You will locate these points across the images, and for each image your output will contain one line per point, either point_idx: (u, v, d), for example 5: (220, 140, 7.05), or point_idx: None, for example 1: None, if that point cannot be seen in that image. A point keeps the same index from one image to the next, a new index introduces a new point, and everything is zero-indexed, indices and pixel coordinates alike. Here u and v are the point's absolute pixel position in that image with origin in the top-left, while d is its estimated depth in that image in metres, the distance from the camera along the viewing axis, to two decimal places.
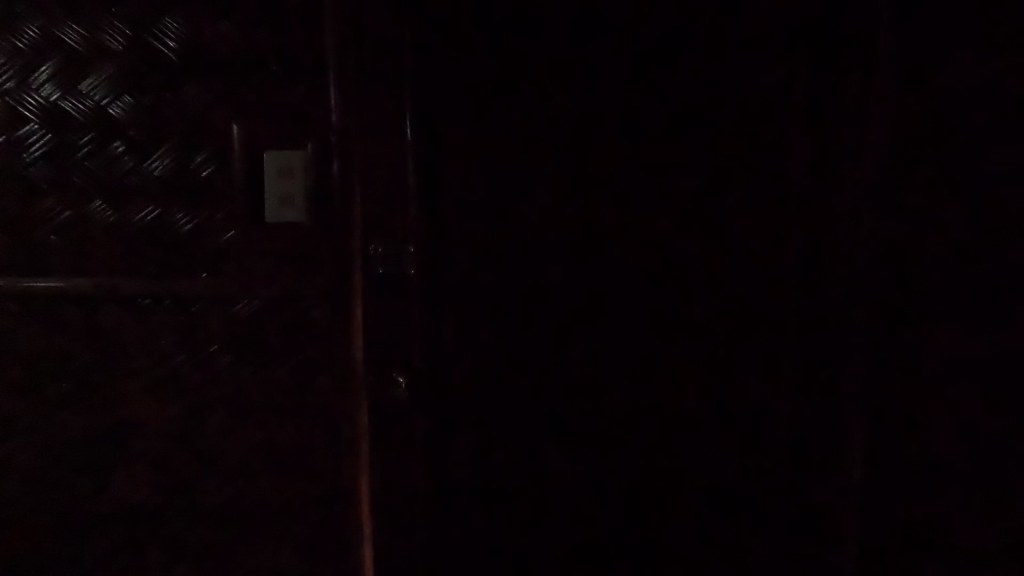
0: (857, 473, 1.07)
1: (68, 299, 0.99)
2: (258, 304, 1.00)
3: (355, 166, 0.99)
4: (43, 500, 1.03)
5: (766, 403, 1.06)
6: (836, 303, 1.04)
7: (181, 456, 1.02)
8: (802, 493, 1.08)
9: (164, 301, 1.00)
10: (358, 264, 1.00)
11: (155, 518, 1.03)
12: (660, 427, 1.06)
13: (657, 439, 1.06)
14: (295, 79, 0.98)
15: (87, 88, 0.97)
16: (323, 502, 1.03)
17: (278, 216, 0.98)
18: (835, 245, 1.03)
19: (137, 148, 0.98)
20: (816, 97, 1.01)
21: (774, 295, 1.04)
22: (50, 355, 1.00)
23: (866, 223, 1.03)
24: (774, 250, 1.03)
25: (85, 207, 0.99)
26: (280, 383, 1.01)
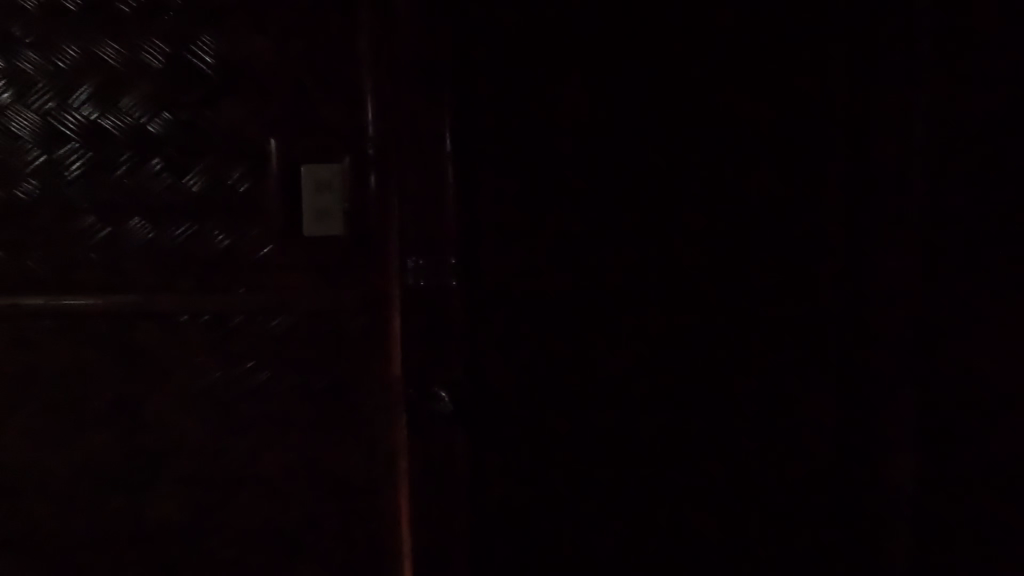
0: None
1: (106, 316, 0.99)
2: (296, 319, 0.99)
3: (393, 178, 0.99)
4: (79, 519, 1.02)
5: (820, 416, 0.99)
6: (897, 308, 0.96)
7: (218, 473, 1.01)
8: None
9: (201, 318, 0.99)
10: (397, 278, 0.99)
11: (192, 536, 1.02)
12: (706, 440, 1.02)
13: (705, 453, 1.02)
14: (332, 92, 0.98)
15: (127, 106, 0.98)
16: (362, 517, 1.02)
17: (316, 230, 0.97)
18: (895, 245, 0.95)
19: (175, 164, 0.98)
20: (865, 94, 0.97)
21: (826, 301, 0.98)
22: (88, 372, 1.00)
23: None
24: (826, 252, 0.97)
25: (124, 224, 0.99)
26: (318, 397, 1.00)
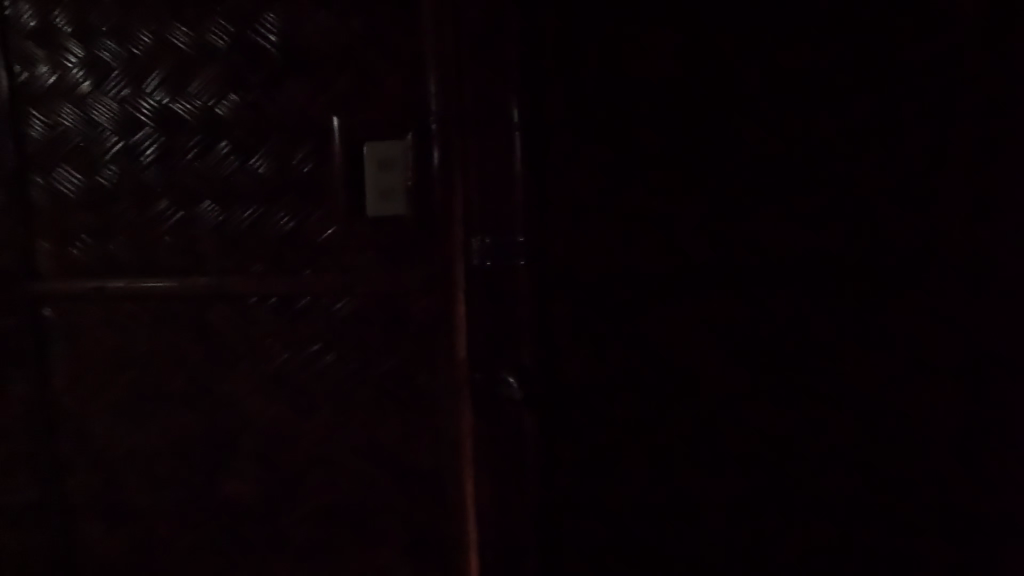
0: None
1: (181, 299, 1.01)
2: (360, 301, 0.98)
3: (456, 154, 0.94)
4: (160, 495, 1.05)
5: (938, 414, 0.87)
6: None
7: (287, 454, 1.02)
8: (986, 526, 0.88)
9: (269, 300, 1.00)
10: (462, 258, 0.95)
11: (264, 513, 1.04)
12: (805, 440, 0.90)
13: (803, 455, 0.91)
14: (394, 67, 0.95)
15: (195, 89, 0.98)
16: (428, 503, 1.00)
17: (379, 210, 0.95)
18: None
19: (241, 147, 0.98)
20: (1008, 36, 0.82)
21: (948, 282, 0.86)
22: (165, 352, 1.03)
23: None
24: (948, 228, 0.85)
25: (195, 208, 1.00)
26: (383, 381, 0.99)
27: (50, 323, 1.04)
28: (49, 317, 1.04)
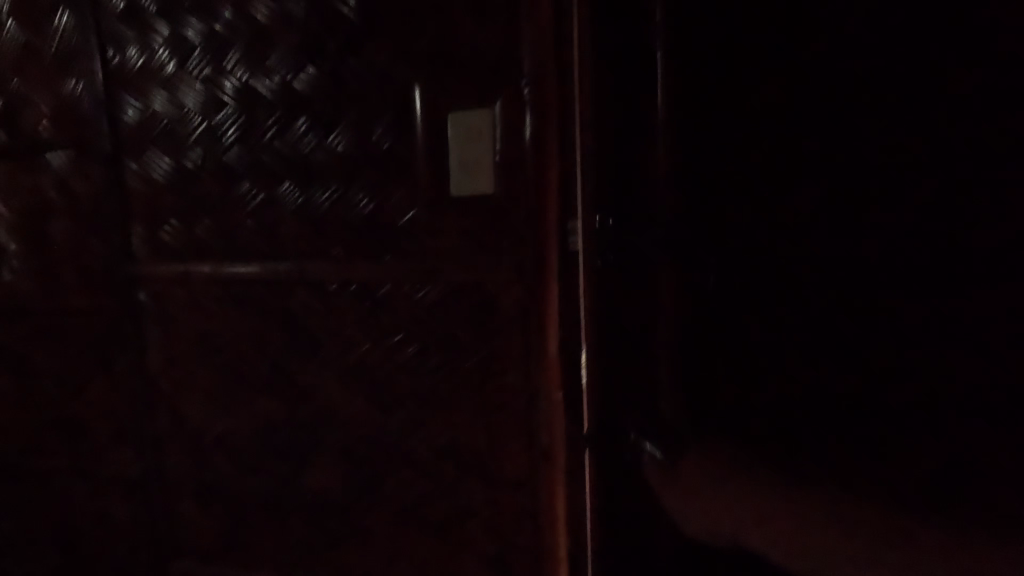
0: None
1: (263, 284, 0.98)
2: (444, 290, 0.89)
3: (552, 124, 0.83)
4: (247, 482, 1.05)
5: None
6: None
7: (369, 450, 0.97)
8: None
9: (349, 287, 0.94)
10: (556, 239, 0.85)
11: (346, 508, 1.00)
12: None
13: None
14: (480, 24, 0.83)
15: (274, 63, 0.93)
16: (515, 514, 0.91)
17: (465, 189, 0.86)
18: None
19: (320, 124, 0.92)
20: None
21: None
22: (248, 339, 1.01)
23: None
24: None
25: (275, 189, 0.96)
26: (467, 379, 0.90)
27: (145, 308, 1.05)
28: (144, 302, 1.05)
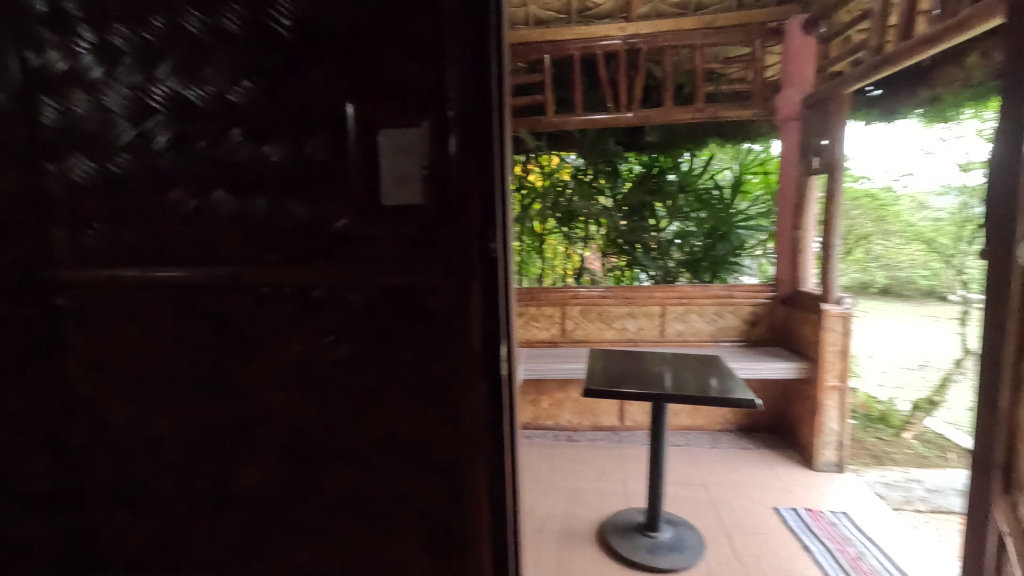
0: None
1: (194, 288, 1.00)
2: (377, 292, 0.96)
3: (475, 142, 0.90)
4: (176, 484, 1.05)
5: None
6: None
7: (302, 446, 1.01)
8: None
9: (283, 290, 0.98)
10: (479, 249, 0.92)
11: (279, 504, 1.03)
12: None
13: None
14: (409, 50, 0.90)
15: (208, 75, 0.96)
16: (443, 499, 0.98)
17: (395, 198, 0.92)
18: None
19: (255, 135, 0.96)
20: None
21: None
22: (178, 342, 1.02)
23: None
24: None
25: (208, 196, 0.99)
26: (398, 376, 0.97)
27: (65, 312, 1.04)
28: (64, 306, 1.04)
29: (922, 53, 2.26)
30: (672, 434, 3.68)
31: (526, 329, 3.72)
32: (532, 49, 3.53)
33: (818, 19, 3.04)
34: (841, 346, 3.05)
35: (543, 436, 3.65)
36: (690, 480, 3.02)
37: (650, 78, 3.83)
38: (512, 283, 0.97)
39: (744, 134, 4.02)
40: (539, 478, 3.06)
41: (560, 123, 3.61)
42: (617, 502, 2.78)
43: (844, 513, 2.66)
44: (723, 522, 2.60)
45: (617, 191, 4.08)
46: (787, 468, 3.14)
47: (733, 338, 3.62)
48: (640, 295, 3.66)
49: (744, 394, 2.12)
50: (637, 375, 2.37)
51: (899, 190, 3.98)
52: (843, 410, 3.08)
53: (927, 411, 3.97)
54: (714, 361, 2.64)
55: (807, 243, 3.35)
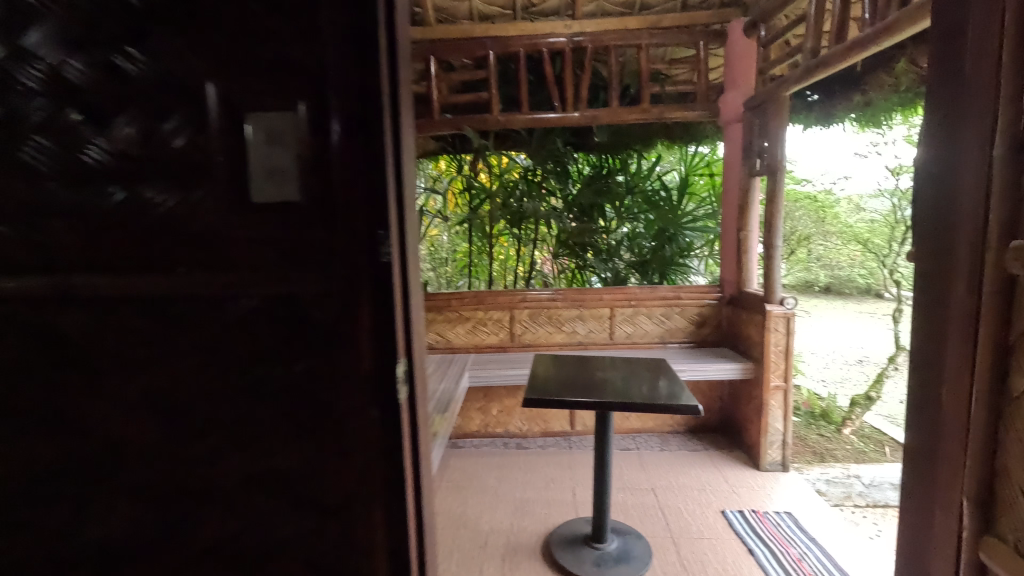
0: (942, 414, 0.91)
1: (26, 300, 0.83)
2: (253, 302, 0.81)
3: (361, 129, 0.77)
4: (13, 535, 0.88)
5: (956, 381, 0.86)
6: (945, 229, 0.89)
7: (165, 486, 0.85)
8: None
9: (137, 302, 0.82)
10: (368, 255, 0.79)
11: (140, 554, 0.87)
12: None
13: None
14: (281, 18, 0.76)
15: (36, 43, 0.79)
16: (335, 539, 0.86)
17: (266, 194, 0.78)
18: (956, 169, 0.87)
19: (98, 117, 0.80)
20: None
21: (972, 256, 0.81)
22: (7, 367, 0.84)
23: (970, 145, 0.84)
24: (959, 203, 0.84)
25: (40, 188, 0.81)
26: (276, 402, 0.83)
27: None
28: None
29: (855, 56, 2.28)
30: (623, 437, 3.64)
31: (473, 334, 3.59)
32: (475, 44, 3.41)
33: (759, 22, 3.06)
34: (784, 345, 3.08)
35: (492, 444, 3.54)
36: (639, 485, 2.98)
37: (597, 77, 3.78)
38: (412, 294, 0.85)
39: (690, 136, 4.11)
40: (485, 489, 2.94)
41: (506, 121, 3.50)
42: (564, 511, 2.69)
43: (788, 513, 2.67)
44: (670, 528, 2.56)
45: (566, 193, 4.01)
46: (733, 469, 3.14)
47: (681, 340, 3.62)
48: (589, 297, 3.60)
49: (687, 399, 2.07)
50: (581, 382, 2.29)
51: (838, 193, 4.10)
52: (786, 409, 3.11)
53: (865, 407, 3.73)
54: (660, 364, 2.60)
55: (750, 244, 3.37)
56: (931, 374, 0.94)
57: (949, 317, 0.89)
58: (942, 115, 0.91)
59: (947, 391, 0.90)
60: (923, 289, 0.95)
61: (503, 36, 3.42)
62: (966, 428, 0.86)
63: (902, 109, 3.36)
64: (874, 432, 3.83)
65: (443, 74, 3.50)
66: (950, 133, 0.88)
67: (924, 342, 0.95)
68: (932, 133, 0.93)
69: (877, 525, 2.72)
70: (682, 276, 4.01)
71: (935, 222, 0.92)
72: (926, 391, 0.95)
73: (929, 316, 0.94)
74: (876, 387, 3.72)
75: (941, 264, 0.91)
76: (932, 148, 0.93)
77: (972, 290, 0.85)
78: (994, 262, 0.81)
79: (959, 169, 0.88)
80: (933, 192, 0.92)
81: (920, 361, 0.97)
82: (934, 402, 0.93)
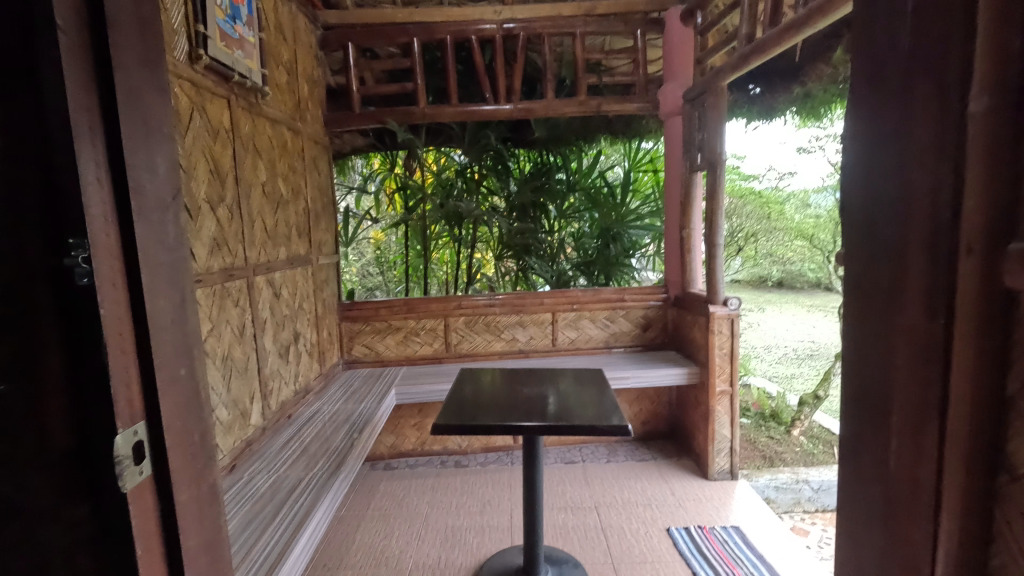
0: (878, 484, 0.58)
1: None
2: None
3: (17, 82, 0.50)
4: None
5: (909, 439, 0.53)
6: (884, 203, 0.55)
7: None
8: None
9: None
10: (43, 272, 0.52)
11: None
12: None
13: None
14: None
15: None
16: None
17: None
18: (898, 103, 0.53)
19: None
20: None
21: (932, 242, 0.50)
22: None
23: (923, 61, 0.50)
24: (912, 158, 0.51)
25: None
26: None
27: None
28: None
29: (788, 41, 2.15)
30: (568, 450, 3.43)
31: (404, 345, 3.33)
32: (398, 30, 3.13)
33: (694, 10, 2.92)
34: (729, 348, 2.94)
35: (428, 463, 3.28)
36: (581, 503, 2.77)
37: (533, 69, 3.58)
38: (145, 327, 0.58)
39: (633, 131, 3.95)
40: (414, 517, 2.68)
41: (434, 114, 3.25)
42: (498, 539, 2.46)
43: (735, 528, 2.52)
44: (611, 551, 2.36)
45: (507, 192, 3.79)
46: (681, 480, 2.99)
47: (626, 344, 3.45)
48: (530, 303, 3.39)
49: (619, 418, 1.87)
50: (506, 401, 2.05)
51: (786, 189, 3.99)
52: (733, 415, 2.98)
53: (814, 407, 3.59)
54: (599, 376, 2.41)
55: (694, 242, 3.23)
56: (868, 458, 0.59)
57: (883, 376, 0.57)
58: (864, 66, 0.58)
59: (891, 491, 0.56)
60: (853, 332, 0.62)
61: (428, 22, 3.16)
62: (931, 557, 0.52)
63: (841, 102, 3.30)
64: (822, 432, 3.72)
65: (364, 63, 3.21)
66: (875, 93, 0.56)
67: (853, 409, 0.62)
68: (856, 94, 0.60)
69: (826, 531, 2.67)
70: (629, 276, 3.84)
71: (862, 229, 0.59)
72: (864, 481, 0.60)
73: (861, 364, 0.60)
74: (824, 386, 3.56)
75: (870, 293, 0.58)
76: (856, 118, 0.60)
77: (925, 336, 0.51)
78: (975, 277, 0.47)
79: (897, 101, 0.53)
80: (856, 186, 0.60)
81: (852, 434, 0.63)
82: (878, 501, 0.58)
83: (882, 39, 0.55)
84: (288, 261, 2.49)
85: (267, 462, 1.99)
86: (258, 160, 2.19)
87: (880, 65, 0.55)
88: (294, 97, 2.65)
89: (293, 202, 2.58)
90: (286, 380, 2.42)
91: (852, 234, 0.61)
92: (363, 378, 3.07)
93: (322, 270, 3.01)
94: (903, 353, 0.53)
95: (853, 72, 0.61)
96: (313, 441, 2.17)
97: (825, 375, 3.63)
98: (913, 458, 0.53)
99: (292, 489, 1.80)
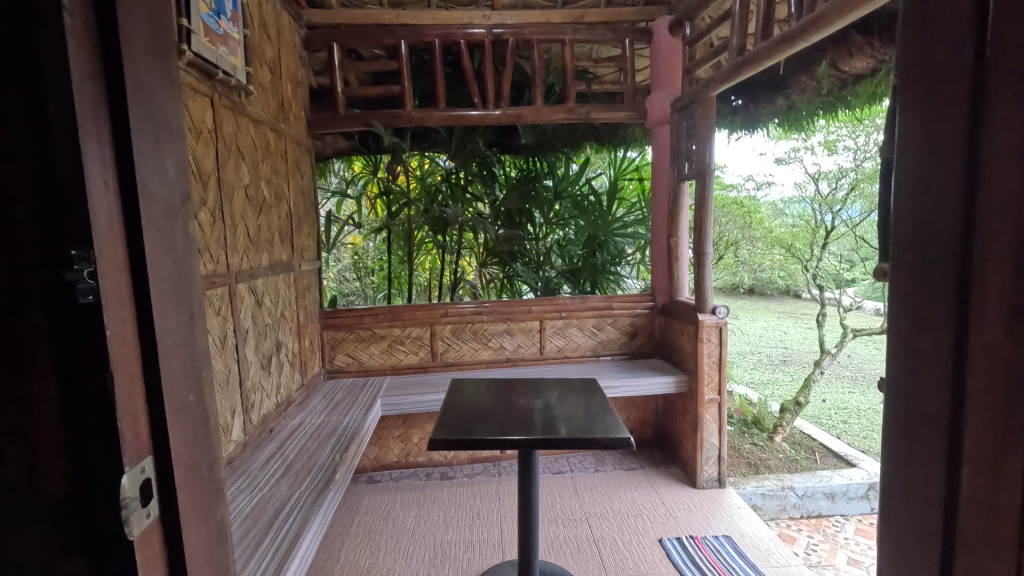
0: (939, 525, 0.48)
1: None
2: None
3: (20, 70, 0.43)
4: None
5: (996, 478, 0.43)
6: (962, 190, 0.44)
7: None
8: None
9: None
10: (42, 282, 0.45)
11: None
12: None
13: None
14: None
15: None
16: None
17: None
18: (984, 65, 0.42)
19: None
20: None
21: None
22: None
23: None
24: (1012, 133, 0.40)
25: None
26: None
27: None
28: None
29: (780, 53, 2.17)
30: (556, 460, 3.39)
31: (388, 354, 3.24)
32: (385, 31, 3.06)
33: (683, 20, 2.96)
34: (717, 356, 2.96)
35: (413, 476, 3.19)
36: (571, 515, 2.73)
37: (521, 75, 3.57)
38: (155, 345, 0.51)
39: (618, 140, 3.98)
40: (400, 533, 2.59)
41: (421, 118, 3.19)
42: (489, 554, 2.39)
43: (726, 537, 2.52)
44: (604, 564, 2.33)
45: (493, 197, 3.75)
46: (670, 489, 2.98)
47: (614, 351, 3.45)
48: (517, 310, 3.35)
49: (619, 429, 1.84)
50: (499, 413, 2.00)
51: (762, 199, 4.13)
52: (721, 423, 2.99)
53: (795, 413, 3.64)
54: (592, 387, 2.37)
55: (681, 250, 3.24)
56: (927, 493, 0.49)
57: (945, 445, 0.47)
58: (927, 19, 0.47)
59: (959, 534, 0.46)
60: (902, 358, 0.51)
61: (416, 24, 3.10)
62: None
63: (824, 114, 3.29)
64: (803, 438, 3.77)
65: (349, 64, 3.13)
66: (944, 54, 0.45)
67: (902, 460, 0.52)
68: (912, 58, 0.49)
69: (812, 538, 2.77)
70: (614, 285, 3.83)
71: (924, 220, 0.48)
72: (920, 516, 0.51)
73: (916, 381, 0.50)
74: (805, 392, 3.62)
75: (922, 346, 0.49)
76: (915, 85, 0.49)
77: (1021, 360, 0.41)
78: None
79: (983, 62, 0.42)
80: (911, 178, 0.49)
81: (902, 460, 0.53)
82: (936, 543, 0.49)
83: (933, 50, 0.46)
84: (271, 268, 2.39)
85: (250, 480, 1.88)
86: (241, 162, 2.09)
87: (934, 81, 0.46)
88: (278, 97, 2.56)
89: (276, 205, 2.48)
90: (268, 393, 2.31)
91: (903, 226, 0.51)
92: (346, 389, 2.96)
93: (304, 277, 2.90)
94: (992, 373, 0.43)
95: (907, 30, 0.50)
96: (297, 457, 2.07)
97: (805, 382, 3.68)
98: (1001, 502, 0.43)
99: (279, 509, 1.70)
